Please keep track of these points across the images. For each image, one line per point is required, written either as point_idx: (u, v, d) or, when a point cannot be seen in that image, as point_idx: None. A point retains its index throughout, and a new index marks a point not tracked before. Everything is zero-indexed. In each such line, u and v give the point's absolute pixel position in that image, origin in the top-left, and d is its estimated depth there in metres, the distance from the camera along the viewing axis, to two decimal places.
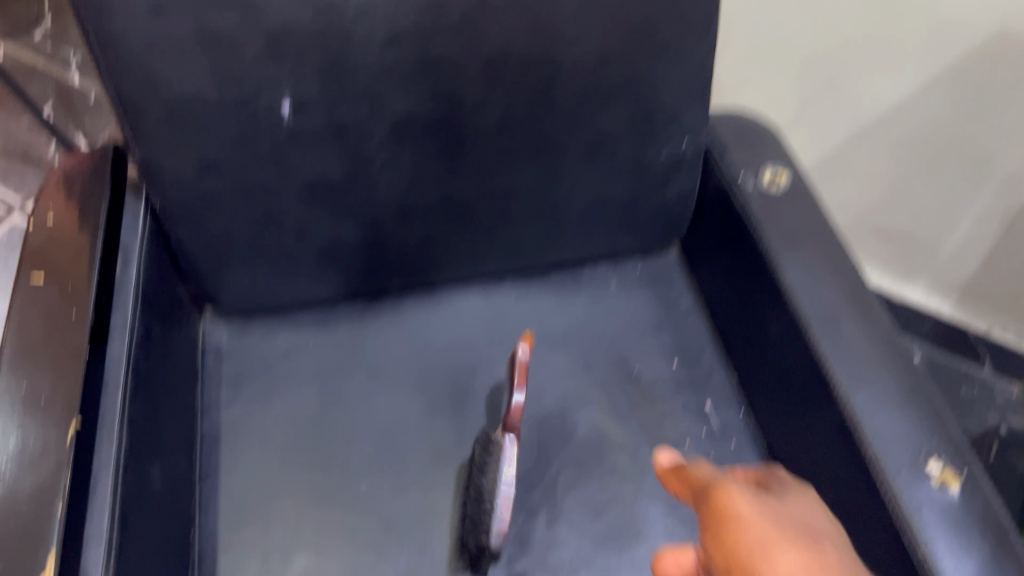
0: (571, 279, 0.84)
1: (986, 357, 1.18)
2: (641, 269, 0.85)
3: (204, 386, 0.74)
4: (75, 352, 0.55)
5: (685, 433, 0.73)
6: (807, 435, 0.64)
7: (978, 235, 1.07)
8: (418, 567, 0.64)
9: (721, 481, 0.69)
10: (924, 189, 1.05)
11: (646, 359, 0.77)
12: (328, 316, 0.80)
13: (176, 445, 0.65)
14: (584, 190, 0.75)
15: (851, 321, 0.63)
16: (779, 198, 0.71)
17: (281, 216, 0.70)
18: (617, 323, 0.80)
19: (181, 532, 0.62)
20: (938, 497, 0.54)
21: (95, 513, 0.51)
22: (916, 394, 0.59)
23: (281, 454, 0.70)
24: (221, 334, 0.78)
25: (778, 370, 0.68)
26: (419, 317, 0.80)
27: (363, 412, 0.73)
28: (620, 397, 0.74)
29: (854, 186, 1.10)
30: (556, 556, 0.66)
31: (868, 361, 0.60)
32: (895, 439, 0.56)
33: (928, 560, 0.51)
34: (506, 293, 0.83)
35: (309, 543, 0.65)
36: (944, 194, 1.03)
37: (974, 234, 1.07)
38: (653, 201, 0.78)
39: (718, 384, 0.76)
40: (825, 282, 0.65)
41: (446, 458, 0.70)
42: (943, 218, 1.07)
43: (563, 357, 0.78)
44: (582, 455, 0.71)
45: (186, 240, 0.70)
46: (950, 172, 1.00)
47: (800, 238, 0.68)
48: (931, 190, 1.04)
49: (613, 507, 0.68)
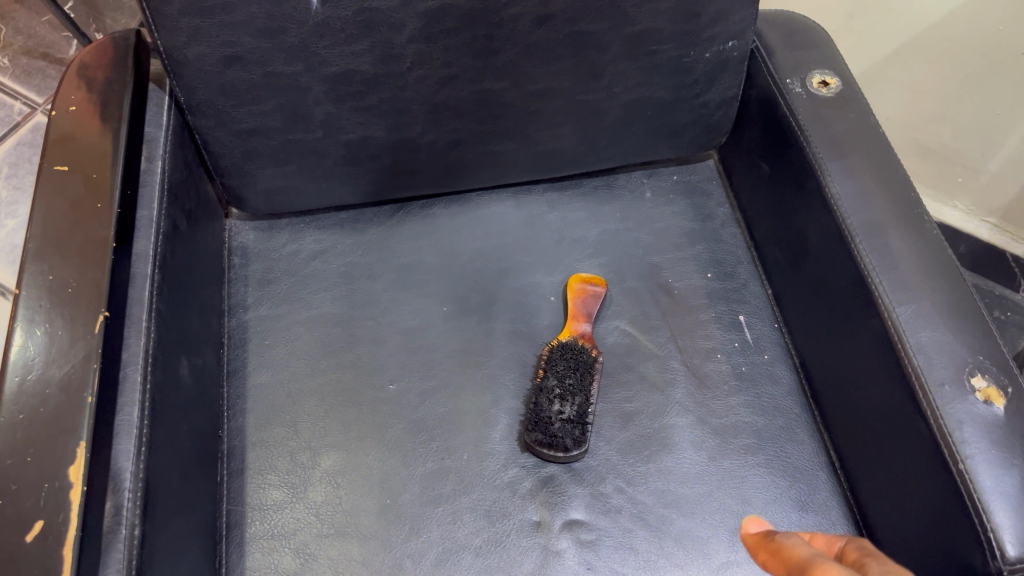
0: (604, 186, 0.81)
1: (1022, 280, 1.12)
2: (676, 177, 0.82)
3: (230, 287, 0.73)
4: (101, 241, 0.54)
5: (716, 344, 0.71)
6: (845, 347, 0.62)
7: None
8: (444, 468, 0.64)
9: (752, 394, 0.69)
10: (972, 105, 0.97)
11: (679, 269, 0.76)
12: (356, 219, 0.78)
13: (203, 342, 0.64)
14: (623, 92, 0.72)
15: (900, 232, 0.60)
16: (829, 102, 0.68)
17: (308, 114, 0.67)
18: (650, 232, 0.78)
19: (210, 428, 0.63)
20: (981, 412, 0.52)
21: (125, 404, 0.51)
22: (964, 308, 0.57)
23: (308, 354, 0.69)
24: (248, 235, 0.76)
25: (817, 282, 0.66)
26: (448, 222, 0.78)
27: (391, 316, 0.72)
28: (652, 308, 0.73)
29: (897, 99, 1.02)
30: (582, 463, 0.64)
31: (916, 273, 0.58)
32: (939, 353, 0.54)
33: (966, 475, 0.50)
34: (537, 200, 0.80)
35: (337, 444, 0.65)
36: (991, 112, 0.97)
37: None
38: (693, 105, 0.75)
39: (753, 296, 0.75)
40: (875, 192, 0.62)
41: (473, 364, 0.69)
42: (988, 136, 1.00)
43: (593, 266, 0.76)
44: (612, 364, 0.70)
45: (212, 135, 0.67)
46: (998, 90, 0.94)
47: (850, 147, 0.65)
48: (977, 107, 0.97)
49: (642, 415, 0.67)
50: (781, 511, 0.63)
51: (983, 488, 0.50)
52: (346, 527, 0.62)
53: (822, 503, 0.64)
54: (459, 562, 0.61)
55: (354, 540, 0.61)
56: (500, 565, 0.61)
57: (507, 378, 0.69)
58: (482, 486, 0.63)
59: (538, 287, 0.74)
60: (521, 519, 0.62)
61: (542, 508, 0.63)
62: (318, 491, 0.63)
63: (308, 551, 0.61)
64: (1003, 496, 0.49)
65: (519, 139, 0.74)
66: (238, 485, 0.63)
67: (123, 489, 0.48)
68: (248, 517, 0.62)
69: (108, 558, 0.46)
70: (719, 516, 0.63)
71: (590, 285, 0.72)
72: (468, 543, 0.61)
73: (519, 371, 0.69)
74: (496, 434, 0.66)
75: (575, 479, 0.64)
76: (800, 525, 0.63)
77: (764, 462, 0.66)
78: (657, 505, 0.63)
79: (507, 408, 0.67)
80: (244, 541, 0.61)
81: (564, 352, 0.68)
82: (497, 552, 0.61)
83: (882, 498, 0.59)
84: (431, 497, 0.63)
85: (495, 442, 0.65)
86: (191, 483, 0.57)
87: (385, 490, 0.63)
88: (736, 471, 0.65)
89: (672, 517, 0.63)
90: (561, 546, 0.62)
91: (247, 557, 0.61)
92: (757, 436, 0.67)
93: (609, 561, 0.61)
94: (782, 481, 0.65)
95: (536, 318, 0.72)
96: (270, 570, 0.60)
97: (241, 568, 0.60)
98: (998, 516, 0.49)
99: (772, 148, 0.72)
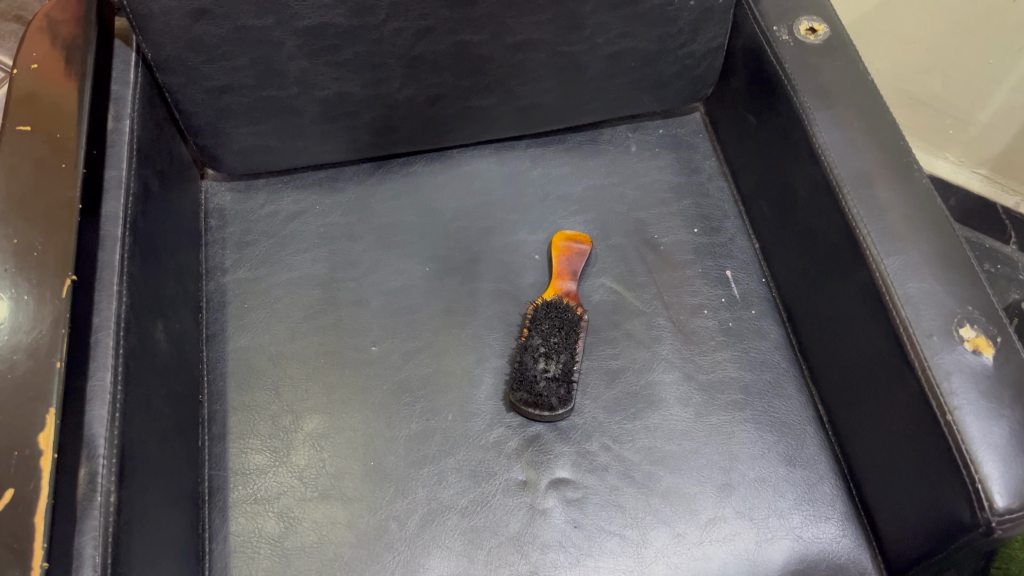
0: (588, 141, 0.80)
1: (1013, 236, 1.11)
2: (662, 131, 0.81)
3: (207, 249, 0.72)
4: (67, 203, 0.52)
5: (702, 300, 0.70)
6: (833, 300, 0.62)
7: (1019, 105, 0.97)
8: (429, 429, 0.63)
9: (739, 349, 0.68)
10: (963, 54, 0.95)
11: (665, 225, 0.74)
12: (335, 179, 0.76)
13: (180, 306, 0.63)
14: (606, 43, 0.70)
15: (888, 182, 0.59)
16: (817, 50, 0.66)
17: (282, 70, 0.65)
18: (635, 187, 0.76)
19: (189, 393, 0.62)
20: (969, 362, 0.52)
21: (96, 370, 0.49)
22: (953, 258, 0.56)
23: (288, 317, 0.68)
24: (224, 196, 0.75)
25: (804, 234, 0.65)
26: (429, 180, 0.77)
27: (372, 277, 0.70)
28: (638, 265, 0.72)
29: (887, 49, 1.00)
30: (567, 422, 0.64)
31: (905, 223, 0.57)
32: (928, 304, 0.54)
33: (954, 426, 0.50)
34: (520, 156, 0.79)
35: (319, 407, 0.64)
36: (982, 61, 0.95)
37: (1013, 103, 0.97)
38: (678, 56, 0.73)
39: (740, 252, 0.74)
40: (863, 142, 0.61)
41: (457, 324, 0.68)
42: (978, 86, 0.98)
43: (578, 223, 0.74)
44: (597, 322, 0.69)
45: (182, 93, 0.65)
46: (989, 38, 0.92)
47: (838, 96, 0.63)
48: (968, 57, 0.95)
49: (628, 372, 0.66)
50: (769, 466, 0.63)
51: (971, 439, 0.49)
52: (330, 490, 0.61)
53: (810, 457, 0.64)
54: (444, 523, 0.60)
55: (339, 502, 0.61)
56: (487, 524, 0.60)
57: (491, 337, 0.68)
58: (467, 446, 0.63)
59: (523, 245, 0.73)
60: (506, 479, 0.62)
61: (528, 468, 0.62)
62: (301, 455, 0.62)
63: (291, 515, 0.60)
64: (991, 447, 0.49)
65: (499, 93, 0.72)
66: (219, 449, 0.63)
67: (97, 455, 0.47)
68: (230, 482, 0.61)
69: (84, 525, 0.45)
70: (707, 472, 0.62)
71: (575, 243, 0.71)
72: (454, 504, 0.61)
73: (503, 330, 0.68)
74: (481, 394, 0.65)
75: (560, 438, 0.63)
76: (788, 480, 0.63)
77: (752, 417, 0.65)
78: (643, 462, 0.63)
79: (491, 367, 0.66)
80: (227, 505, 0.61)
81: (549, 311, 0.67)
82: (483, 512, 0.60)
83: (870, 451, 0.59)
84: (416, 458, 0.62)
85: (480, 402, 0.65)
86: (170, 448, 0.56)
87: (369, 452, 0.62)
88: (723, 427, 0.64)
89: (659, 474, 0.62)
90: (548, 504, 0.61)
91: (231, 521, 0.60)
92: (744, 392, 0.66)
93: (596, 519, 0.61)
94: (770, 436, 0.64)
95: (520, 276, 0.71)
96: (254, 534, 0.59)
97: (224, 533, 0.60)
98: (986, 466, 0.48)
99: (759, 99, 0.70)
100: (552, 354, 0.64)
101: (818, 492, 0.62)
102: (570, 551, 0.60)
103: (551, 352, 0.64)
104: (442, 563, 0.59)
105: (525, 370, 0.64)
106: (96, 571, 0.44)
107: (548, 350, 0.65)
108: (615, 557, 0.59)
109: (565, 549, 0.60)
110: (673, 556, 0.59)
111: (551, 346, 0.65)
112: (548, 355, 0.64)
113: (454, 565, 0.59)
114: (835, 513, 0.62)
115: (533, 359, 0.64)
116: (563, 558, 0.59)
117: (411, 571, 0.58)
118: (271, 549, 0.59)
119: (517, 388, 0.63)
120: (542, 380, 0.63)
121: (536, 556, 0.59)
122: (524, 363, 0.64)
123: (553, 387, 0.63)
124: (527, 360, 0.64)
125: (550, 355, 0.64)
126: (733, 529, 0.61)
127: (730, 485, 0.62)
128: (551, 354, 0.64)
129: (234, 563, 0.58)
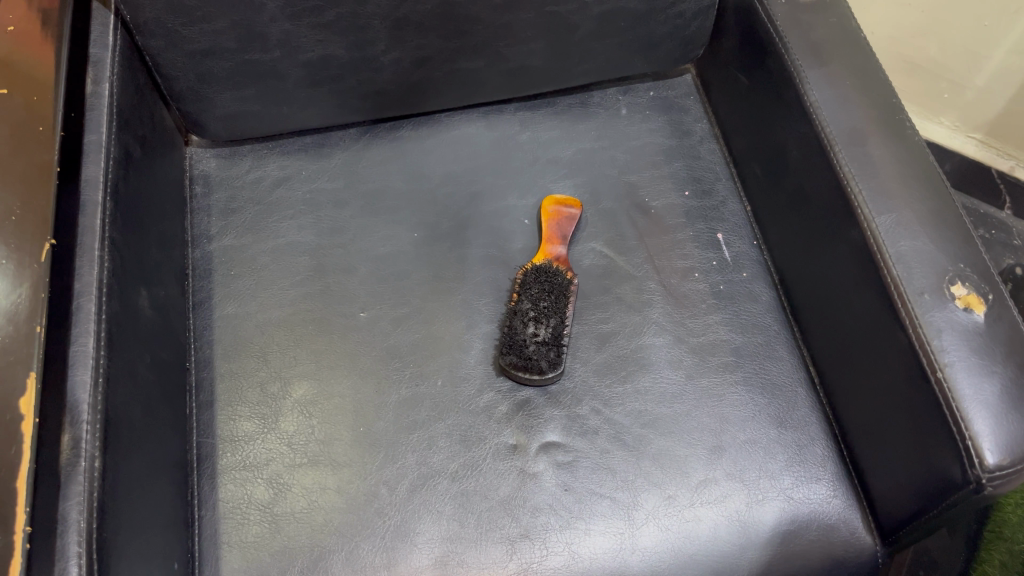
0: (578, 104, 0.79)
1: (1007, 200, 1.08)
2: (653, 93, 0.80)
3: (193, 217, 0.71)
4: (44, 165, 0.53)
5: (693, 263, 0.70)
6: (825, 260, 0.61)
7: (1015, 69, 0.96)
8: (418, 395, 0.63)
9: (730, 312, 0.68)
10: (958, 15, 0.94)
11: (656, 187, 0.74)
12: (322, 144, 0.75)
13: (165, 273, 0.62)
14: (595, 3, 0.68)
15: (881, 139, 0.58)
16: (808, 7, 0.65)
17: (264, 32, 0.64)
18: (626, 150, 0.76)
19: (176, 360, 0.61)
20: (960, 320, 0.51)
21: (79, 334, 0.48)
22: (944, 216, 0.55)
23: (276, 284, 0.68)
24: (209, 162, 0.74)
25: (796, 194, 0.64)
26: (416, 144, 0.76)
27: (359, 243, 0.70)
28: (628, 228, 0.71)
29: (882, 12, 0.99)
30: (557, 387, 0.64)
31: (897, 181, 0.56)
32: (919, 262, 0.53)
33: (945, 384, 0.49)
34: (509, 120, 0.78)
35: (308, 373, 0.64)
36: (978, 22, 0.94)
37: (1009, 66, 0.96)
38: (668, 16, 0.72)
39: (732, 214, 0.73)
40: (855, 99, 0.60)
41: (447, 290, 0.67)
42: (974, 49, 0.97)
43: (568, 186, 0.74)
44: (588, 286, 0.68)
45: (163, 56, 0.64)
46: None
47: (830, 53, 0.62)
48: (964, 18, 0.94)
49: (619, 336, 0.66)
50: (760, 429, 0.63)
51: (961, 396, 0.49)
52: (320, 456, 0.61)
53: (801, 419, 0.63)
54: (435, 487, 0.60)
55: (329, 468, 0.60)
56: (477, 489, 0.60)
57: (481, 302, 0.67)
58: (458, 411, 0.62)
59: (512, 211, 0.72)
60: (496, 443, 0.61)
61: (518, 432, 0.62)
62: (291, 421, 0.62)
63: (281, 481, 0.60)
64: (982, 403, 0.48)
65: (487, 55, 0.71)
66: (207, 417, 0.62)
67: (81, 421, 0.46)
68: (219, 449, 0.61)
69: (68, 491, 0.44)
70: (698, 435, 0.62)
71: (565, 208, 0.70)
72: (444, 469, 0.60)
73: (493, 296, 0.67)
74: (471, 360, 0.64)
75: (551, 402, 0.63)
76: (779, 442, 0.62)
77: (743, 379, 0.65)
78: (634, 425, 0.62)
79: (481, 333, 0.66)
80: (217, 472, 0.60)
81: (538, 276, 0.66)
82: (474, 476, 0.60)
83: (862, 411, 0.59)
84: (406, 423, 0.62)
85: (470, 367, 0.64)
86: (156, 414, 0.55)
87: (358, 418, 0.62)
88: (715, 389, 0.64)
89: (649, 437, 0.62)
90: (538, 468, 0.61)
91: (220, 488, 0.60)
92: (736, 354, 0.66)
93: (587, 482, 0.60)
94: (761, 398, 0.64)
95: (510, 241, 0.70)
96: (243, 501, 0.59)
97: (214, 499, 0.59)
98: (977, 423, 0.48)
99: (751, 59, 0.69)
100: (544, 320, 0.64)
101: (809, 454, 0.62)
102: (561, 514, 0.59)
103: (543, 318, 0.64)
104: (433, 527, 0.58)
105: (516, 335, 0.63)
106: (81, 536, 0.43)
107: (539, 315, 0.64)
108: (606, 520, 0.59)
109: (555, 512, 0.59)
110: (664, 518, 0.59)
111: (544, 312, 0.64)
112: (540, 321, 0.64)
113: (445, 529, 0.58)
114: (826, 474, 0.61)
115: (524, 324, 0.64)
116: (554, 521, 0.59)
117: (402, 536, 0.58)
118: (261, 515, 0.59)
119: (506, 353, 0.63)
120: (533, 344, 0.63)
121: (527, 520, 0.59)
122: (514, 328, 0.64)
123: (544, 352, 0.63)
124: (516, 323, 0.64)
125: (541, 321, 0.64)
126: (723, 491, 0.60)
127: (720, 447, 0.62)
128: (543, 319, 0.64)
129: (223, 529, 0.58)
